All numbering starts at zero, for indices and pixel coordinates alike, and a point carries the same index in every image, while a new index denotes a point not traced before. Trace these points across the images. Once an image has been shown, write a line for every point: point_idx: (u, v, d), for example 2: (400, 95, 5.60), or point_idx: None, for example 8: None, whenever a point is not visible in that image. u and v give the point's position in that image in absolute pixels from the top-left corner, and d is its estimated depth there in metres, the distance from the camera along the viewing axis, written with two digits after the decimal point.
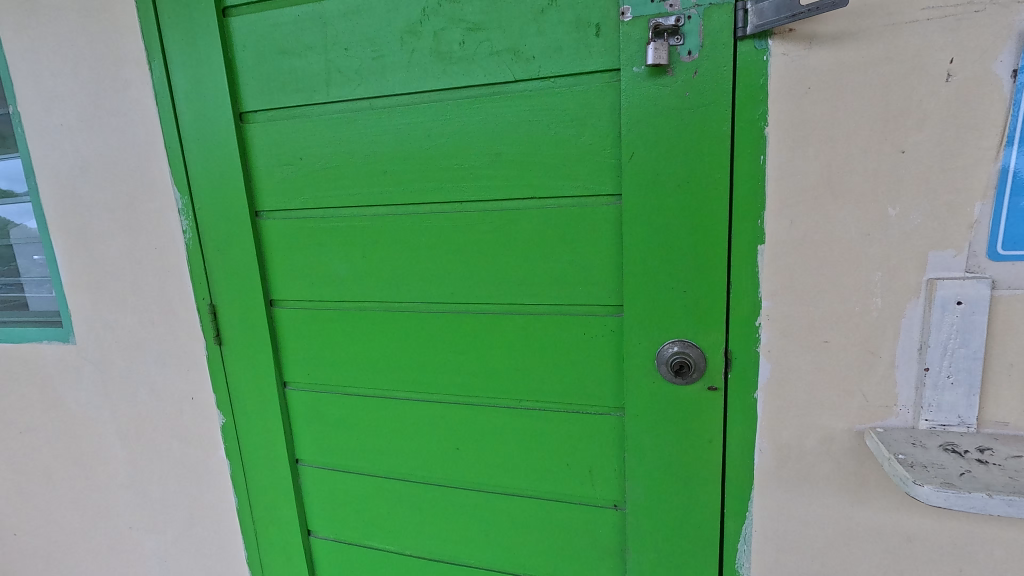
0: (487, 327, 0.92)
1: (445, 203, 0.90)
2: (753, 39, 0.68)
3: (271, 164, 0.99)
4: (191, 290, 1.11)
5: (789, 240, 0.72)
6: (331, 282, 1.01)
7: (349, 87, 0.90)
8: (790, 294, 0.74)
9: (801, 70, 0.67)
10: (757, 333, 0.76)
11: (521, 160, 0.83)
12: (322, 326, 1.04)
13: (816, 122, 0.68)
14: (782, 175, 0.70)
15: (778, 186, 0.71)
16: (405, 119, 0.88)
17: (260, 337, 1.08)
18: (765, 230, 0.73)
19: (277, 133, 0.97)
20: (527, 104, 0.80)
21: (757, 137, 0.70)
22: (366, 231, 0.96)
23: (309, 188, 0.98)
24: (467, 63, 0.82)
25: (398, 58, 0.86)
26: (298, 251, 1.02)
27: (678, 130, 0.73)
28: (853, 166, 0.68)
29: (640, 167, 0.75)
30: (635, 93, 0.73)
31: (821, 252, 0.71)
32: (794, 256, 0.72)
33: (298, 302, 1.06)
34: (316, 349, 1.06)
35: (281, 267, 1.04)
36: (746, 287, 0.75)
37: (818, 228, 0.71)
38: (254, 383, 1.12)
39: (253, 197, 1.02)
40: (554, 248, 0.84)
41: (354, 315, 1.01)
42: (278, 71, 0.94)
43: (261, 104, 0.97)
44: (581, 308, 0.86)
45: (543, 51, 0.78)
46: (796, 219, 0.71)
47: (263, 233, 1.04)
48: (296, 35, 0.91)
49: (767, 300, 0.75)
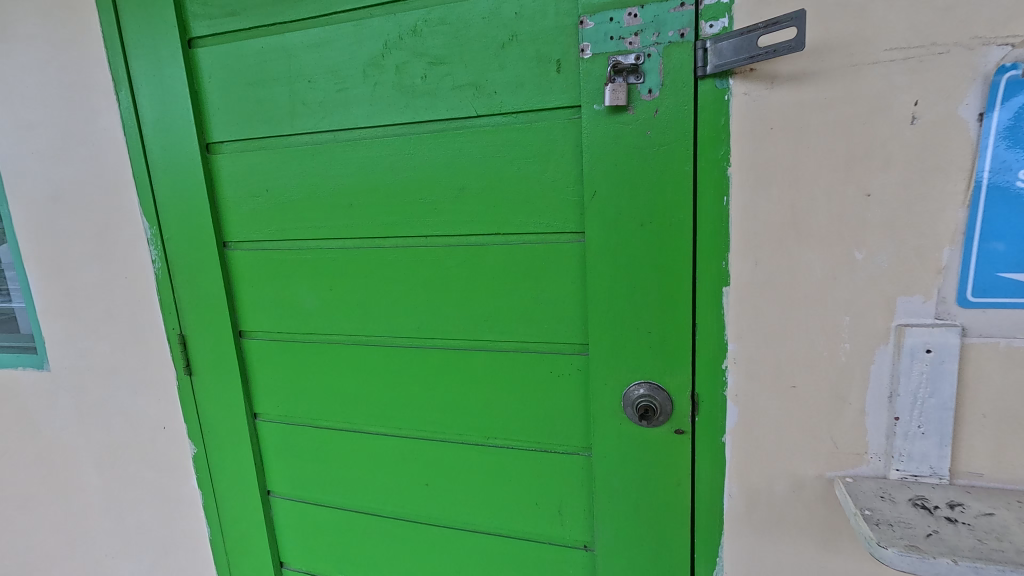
0: (454, 363, 0.90)
1: (410, 236, 0.88)
2: (713, 77, 0.66)
3: (238, 195, 0.98)
4: (160, 319, 1.10)
5: (755, 283, 0.70)
6: (299, 313, 1.00)
7: (314, 119, 0.89)
8: (756, 338, 0.71)
9: (763, 111, 0.65)
10: (723, 376, 0.74)
11: (485, 195, 0.81)
12: (290, 359, 1.03)
13: (779, 163, 0.66)
14: (746, 216, 0.68)
15: (742, 227, 0.69)
16: (369, 152, 0.87)
17: (229, 368, 1.07)
18: (730, 272, 0.70)
19: (244, 164, 0.96)
20: (490, 139, 0.79)
21: (719, 177, 0.68)
22: (332, 264, 0.95)
23: (275, 220, 0.97)
24: (430, 97, 0.81)
25: (361, 91, 0.85)
26: (266, 282, 1.01)
27: (640, 169, 0.71)
28: (818, 209, 0.66)
29: (602, 206, 0.74)
30: (596, 131, 0.72)
31: (788, 295, 0.69)
32: (759, 299, 0.70)
33: (267, 333, 1.04)
34: (286, 380, 1.05)
35: (250, 298, 1.03)
36: (711, 329, 0.73)
37: (783, 271, 0.68)
38: (224, 413, 1.10)
39: (220, 227, 1.01)
40: (519, 284, 0.82)
41: (322, 348, 0.99)
42: (243, 102, 0.93)
43: (228, 135, 0.96)
44: (546, 347, 0.84)
45: (504, 85, 0.76)
46: (761, 262, 0.69)
47: (231, 263, 1.02)
48: (262, 67, 0.90)
49: (733, 343, 0.72)
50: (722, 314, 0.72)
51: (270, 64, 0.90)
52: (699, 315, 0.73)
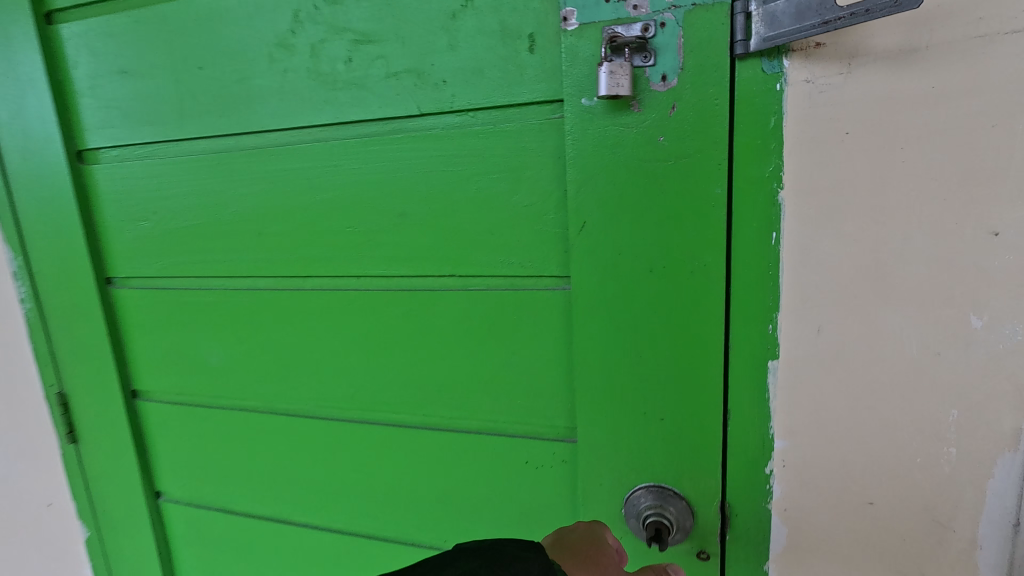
0: (398, 444, 0.68)
1: (336, 277, 0.65)
2: (760, 57, 0.44)
3: (119, 219, 0.75)
4: (35, 373, 0.86)
5: (815, 357, 0.48)
6: (203, 371, 0.77)
7: (208, 119, 0.66)
8: (815, 433, 0.50)
9: (835, 107, 0.43)
10: (767, 482, 0.52)
11: (433, 223, 0.59)
12: (195, 427, 0.80)
13: (858, 185, 0.44)
14: (805, 263, 0.46)
15: (798, 278, 0.47)
16: (281, 164, 0.64)
17: (121, 436, 0.84)
18: (778, 341, 0.49)
19: (124, 178, 0.73)
20: (438, 147, 0.56)
21: (766, 205, 0.46)
22: (240, 310, 0.72)
23: (166, 252, 0.74)
24: (356, 88, 0.58)
25: (267, 81, 0.62)
26: (162, 329, 0.78)
27: (649, 192, 0.49)
28: (916, 254, 0.44)
29: (594, 243, 0.51)
30: (586, 137, 0.49)
31: (864, 376, 0.47)
32: (822, 381, 0.48)
33: (168, 394, 0.82)
34: (193, 453, 0.82)
35: (144, 350, 0.80)
36: (749, 418, 0.51)
37: (858, 342, 0.47)
38: (120, 491, 0.87)
39: (101, 259, 0.78)
40: (481, 346, 0.60)
41: (235, 415, 0.77)
42: (118, 97, 0.70)
43: (104, 139, 0.72)
44: (518, 429, 0.62)
45: (456, 72, 0.54)
46: (826, 328, 0.47)
47: (119, 304, 0.79)
48: (138, 50, 0.67)
49: (781, 438, 0.51)
50: (766, 399, 0.51)
51: (148, 45, 0.67)
52: (732, 398, 0.52)
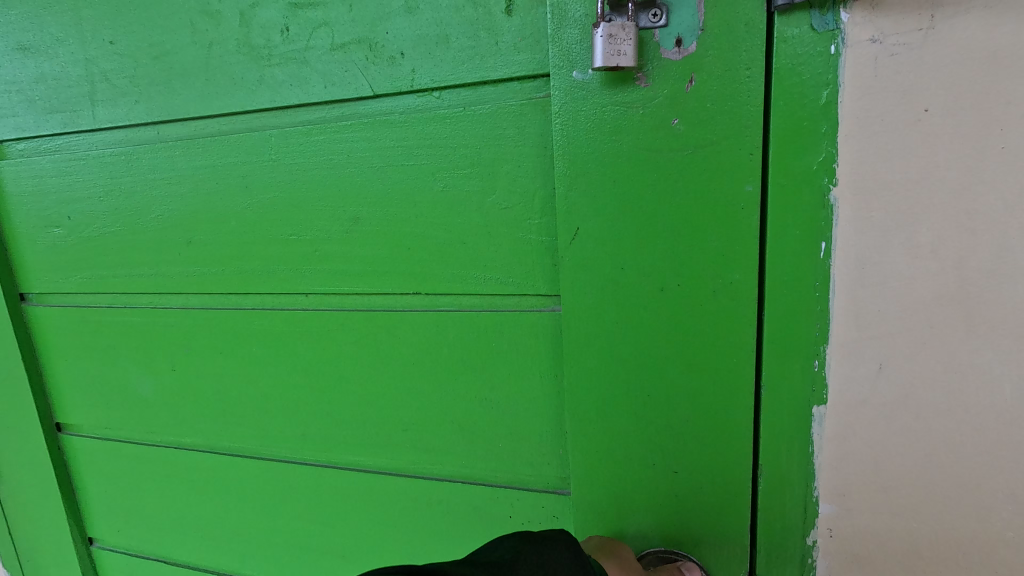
0: (356, 495, 0.56)
1: (278, 294, 0.54)
2: (809, 10, 0.33)
3: (28, 225, 0.63)
4: None
5: (875, 403, 0.37)
6: (132, 403, 0.65)
7: (123, 104, 0.55)
8: (871, 498, 0.39)
9: (910, 77, 0.32)
10: (808, 557, 0.41)
11: (391, 231, 0.47)
12: (125, 467, 0.68)
13: (940, 181, 0.33)
14: (863, 282, 0.36)
15: (855, 302, 0.36)
16: (208, 159, 0.53)
17: (41, 477, 0.72)
18: (826, 382, 0.38)
19: (31, 176, 0.61)
20: (394, 137, 0.45)
21: (814, 208, 0.36)
22: (171, 332, 0.60)
23: (83, 264, 0.62)
24: (294, 64, 0.47)
25: (188, 56, 0.50)
26: (83, 354, 0.66)
27: (660, 191, 0.38)
28: (1015, 272, 0.33)
29: (590, 256, 0.40)
30: (578, 121, 0.38)
31: (939, 429, 0.37)
32: (883, 433, 0.38)
33: (93, 428, 0.70)
34: (124, 497, 0.70)
35: (64, 377, 0.68)
36: (786, 477, 0.41)
37: (933, 384, 0.36)
38: (42, 539, 0.75)
39: (11, 271, 0.66)
40: (452, 380, 0.49)
41: (169, 455, 0.65)
42: (16, 77, 0.58)
43: (5, 129, 0.60)
44: (500, 481, 0.50)
45: (415, 41, 0.43)
46: (890, 366, 0.36)
47: (33, 325, 0.67)
48: (38, 21, 0.55)
49: (829, 504, 0.40)
50: (809, 454, 0.40)
51: (48, 14, 0.55)
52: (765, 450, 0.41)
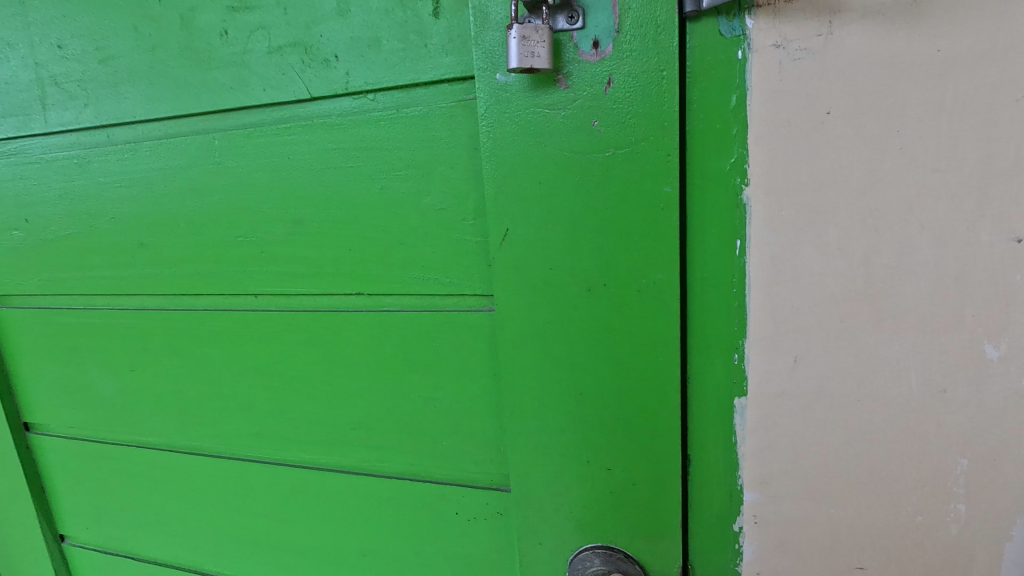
0: (311, 491, 0.57)
1: (230, 294, 0.55)
2: (716, 16, 0.34)
3: None
4: None
5: (793, 394, 0.39)
6: (97, 404, 0.66)
7: (72, 108, 0.55)
8: (792, 486, 0.40)
9: (813, 79, 0.33)
10: (736, 543, 0.43)
11: (335, 232, 0.48)
12: (91, 466, 0.70)
13: (845, 180, 0.34)
14: (777, 278, 0.37)
15: (771, 297, 0.37)
16: (157, 162, 0.53)
17: (12, 476, 0.72)
18: (746, 375, 0.39)
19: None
20: (334, 139, 0.46)
21: (728, 207, 0.37)
22: (131, 333, 0.61)
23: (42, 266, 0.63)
24: (235, 67, 0.47)
25: (134, 60, 0.51)
26: (47, 356, 0.67)
27: (584, 191, 0.39)
28: (919, 266, 0.35)
29: (520, 256, 0.41)
30: (503, 123, 0.39)
31: (852, 419, 0.38)
32: (800, 423, 0.39)
33: (61, 428, 0.70)
34: (93, 496, 0.71)
35: (31, 379, 0.69)
36: (713, 465, 0.42)
37: (846, 376, 0.37)
38: (17, 537, 0.76)
39: None
40: (397, 378, 0.50)
41: (135, 454, 0.66)
42: None
43: None
44: (446, 475, 0.51)
45: (349, 45, 0.43)
46: (804, 359, 0.38)
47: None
48: None
49: (753, 491, 0.41)
50: (732, 443, 0.41)
51: None
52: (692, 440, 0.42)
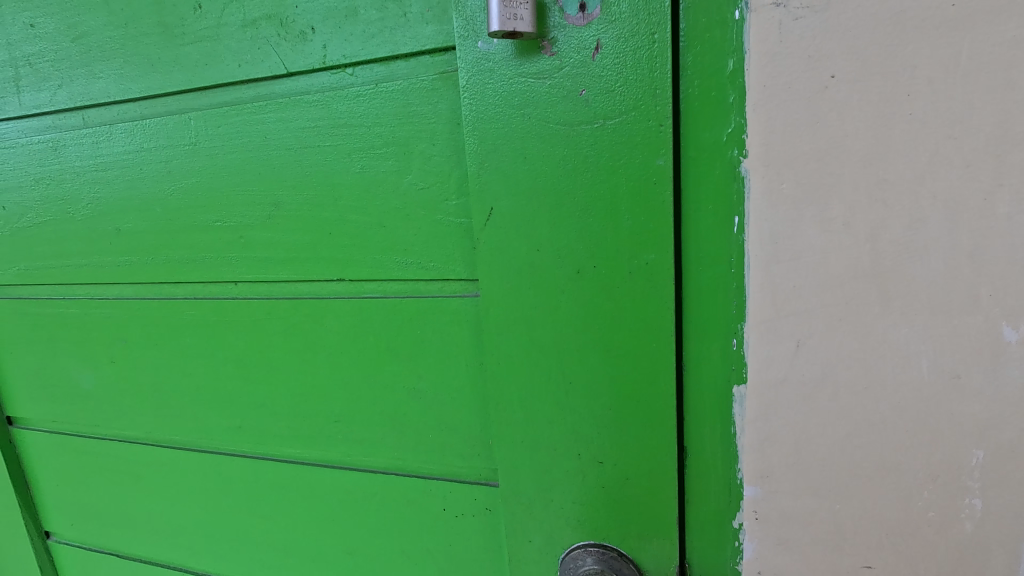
0: (294, 487, 0.55)
1: (208, 283, 0.53)
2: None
3: None
4: None
5: (795, 382, 0.36)
6: (78, 397, 0.64)
7: (44, 90, 0.53)
8: (795, 481, 0.38)
9: (815, 40, 0.31)
10: (735, 541, 0.41)
11: (313, 216, 0.46)
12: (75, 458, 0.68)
13: (850, 150, 0.32)
14: (778, 258, 0.34)
15: (771, 278, 0.35)
16: (132, 144, 0.51)
17: None
18: (745, 362, 0.37)
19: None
20: (310, 116, 0.44)
21: (725, 181, 0.35)
22: (109, 324, 0.59)
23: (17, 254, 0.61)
24: (208, 42, 0.45)
25: (107, 39, 0.49)
26: (27, 349, 0.65)
27: (570, 171, 0.37)
28: (932, 243, 0.32)
29: (504, 237, 0.39)
30: (485, 94, 0.37)
31: (858, 408, 0.36)
32: (802, 414, 0.37)
33: (44, 421, 0.68)
34: (78, 491, 0.69)
35: (12, 372, 0.67)
36: (709, 454, 0.40)
37: (852, 362, 0.35)
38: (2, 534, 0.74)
39: None
40: (379, 368, 0.48)
41: (116, 448, 0.64)
42: None
43: None
44: (432, 471, 0.49)
45: (326, 15, 0.41)
46: (807, 345, 0.35)
47: None
48: None
49: (751, 486, 0.39)
50: (730, 433, 0.39)
51: None
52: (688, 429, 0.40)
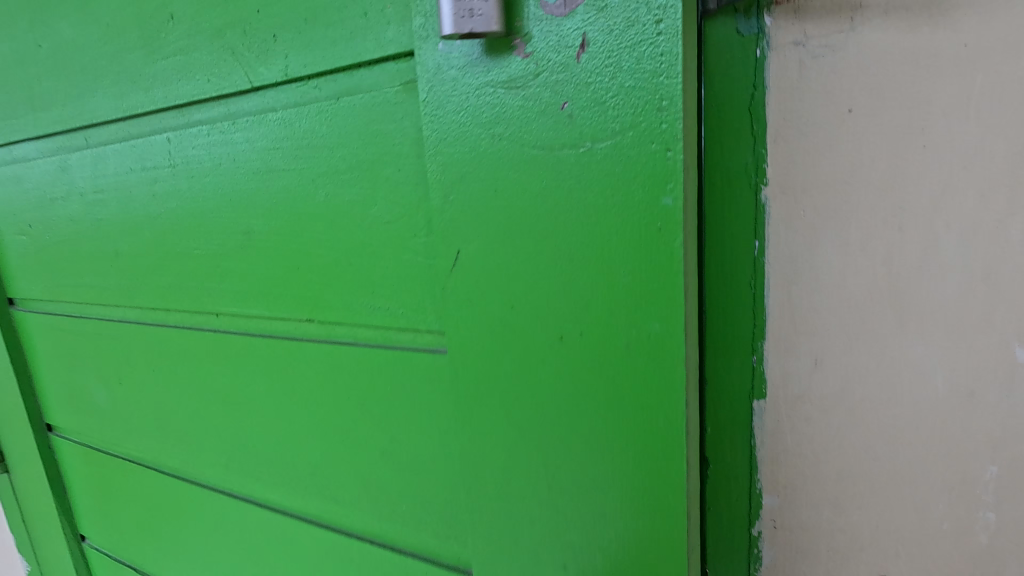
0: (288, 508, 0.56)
1: (193, 298, 0.55)
2: (734, 15, 0.33)
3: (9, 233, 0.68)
4: None
5: (813, 397, 0.38)
6: (98, 411, 0.68)
7: (56, 121, 0.58)
8: (813, 492, 0.40)
9: (830, 78, 0.33)
10: (754, 554, 0.42)
11: (286, 233, 0.47)
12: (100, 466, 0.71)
13: (866, 179, 0.34)
14: (796, 279, 0.36)
15: (789, 300, 0.37)
16: (128, 169, 0.55)
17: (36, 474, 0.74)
18: (764, 379, 0.39)
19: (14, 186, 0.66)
20: (277, 136, 0.45)
21: (746, 209, 0.36)
22: (120, 340, 0.62)
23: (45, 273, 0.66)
24: (185, 67, 0.48)
25: (101, 68, 0.52)
26: (57, 361, 0.69)
27: (508, 191, 0.35)
28: (943, 266, 0.34)
29: (468, 261, 0.38)
30: (447, 109, 0.36)
31: (874, 423, 0.37)
32: (819, 428, 0.38)
33: (75, 430, 0.71)
34: (101, 499, 0.72)
35: (46, 382, 0.71)
36: (729, 474, 0.41)
37: (867, 379, 0.37)
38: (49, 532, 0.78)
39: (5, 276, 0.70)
40: (360, 396, 0.48)
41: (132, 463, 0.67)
42: None
43: None
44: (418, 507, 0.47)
45: (288, 33, 0.42)
46: (825, 363, 0.37)
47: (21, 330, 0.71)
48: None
49: (772, 496, 0.41)
50: (751, 449, 0.40)
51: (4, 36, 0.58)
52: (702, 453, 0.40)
